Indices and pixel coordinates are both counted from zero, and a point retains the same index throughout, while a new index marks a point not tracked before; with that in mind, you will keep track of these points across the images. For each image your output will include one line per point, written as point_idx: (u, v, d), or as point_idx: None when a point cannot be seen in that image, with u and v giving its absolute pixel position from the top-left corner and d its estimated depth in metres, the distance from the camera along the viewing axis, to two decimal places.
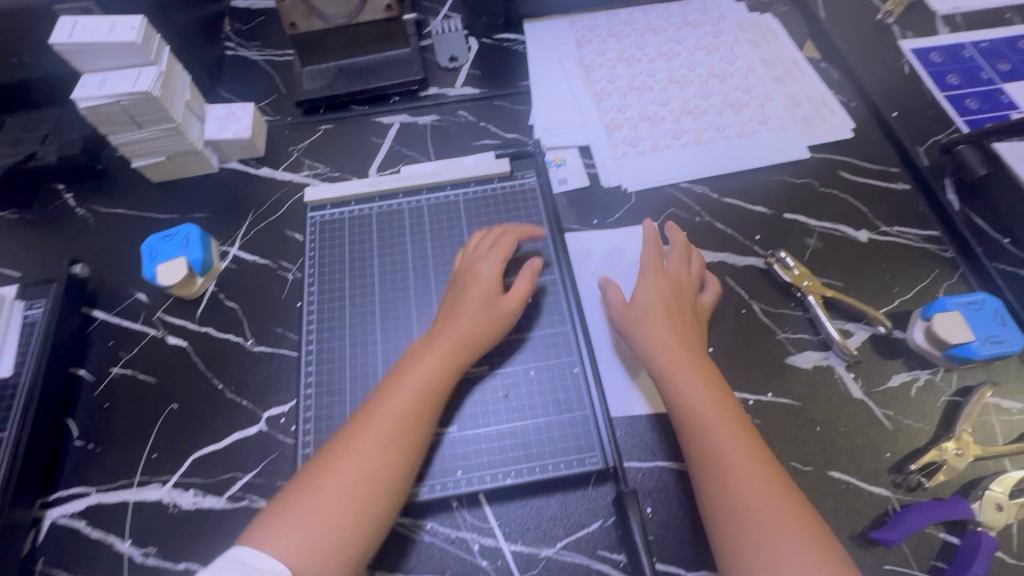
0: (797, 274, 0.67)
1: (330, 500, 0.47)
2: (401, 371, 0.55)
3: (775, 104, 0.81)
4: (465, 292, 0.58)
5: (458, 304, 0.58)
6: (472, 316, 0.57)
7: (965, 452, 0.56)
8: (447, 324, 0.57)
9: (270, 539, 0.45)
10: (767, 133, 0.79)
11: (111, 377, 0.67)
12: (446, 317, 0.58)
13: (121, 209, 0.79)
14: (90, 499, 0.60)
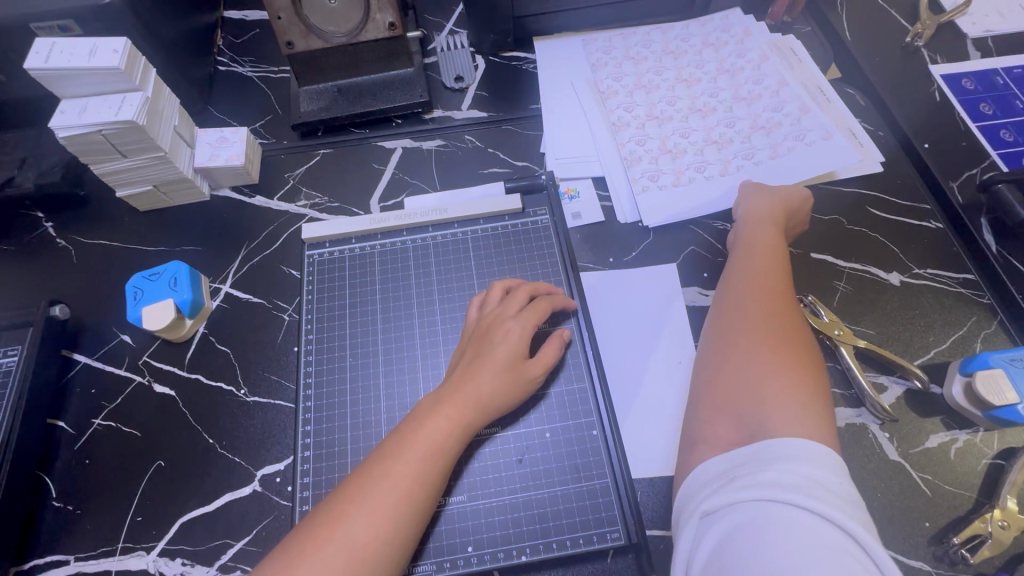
0: (827, 322, 0.63)
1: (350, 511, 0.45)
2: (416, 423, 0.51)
3: (803, 135, 0.77)
4: (491, 349, 0.54)
5: (477, 365, 0.53)
6: (493, 379, 0.52)
7: (1010, 524, 0.53)
8: (468, 378, 0.52)
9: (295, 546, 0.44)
10: (808, 148, 0.74)
11: (92, 430, 0.62)
12: (466, 366, 0.54)
13: (104, 240, 0.74)
14: (69, 568, 0.55)
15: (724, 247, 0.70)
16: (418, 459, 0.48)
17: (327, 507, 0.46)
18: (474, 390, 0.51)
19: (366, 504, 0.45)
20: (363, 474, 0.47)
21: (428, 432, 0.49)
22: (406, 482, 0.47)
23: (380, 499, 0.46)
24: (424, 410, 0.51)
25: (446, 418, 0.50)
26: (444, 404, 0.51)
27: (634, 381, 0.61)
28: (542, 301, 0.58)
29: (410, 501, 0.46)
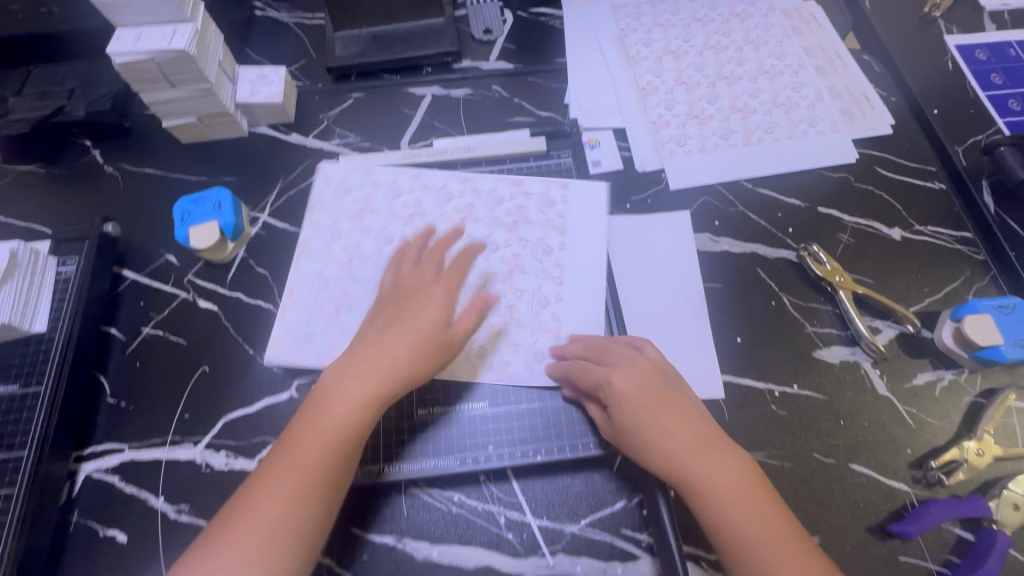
0: (829, 269, 0.67)
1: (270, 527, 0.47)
2: (308, 421, 0.51)
3: (826, 103, 0.79)
4: (408, 312, 0.55)
5: (381, 343, 0.53)
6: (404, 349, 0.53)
7: (985, 452, 0.58)
8: (379, 348, 0.53)
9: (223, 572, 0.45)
10: (819, 135, 0.77)
11: (141, 337, 0.67)
12: (367, 338, 0.54)
13: (149, 169, 0.78)
14: (124, 455, 0.61)
15: (737, 198, 0.74)
16: (312, 452, 0.49)
17: (226, 512, 0.49)
18: (365, 376, 0.52)
19: (256, 512, 0.47)
20: (260, 476, 0.49)
21: (323, 421, 0.51)
22: (300, 478, 0.49)
23: (269, 500, 0.48)
24: (326, 393, 0.52)
25: (346, 403, 0.51)
26: (346, 388, 0.51)
27: (646, 314, 0.66)
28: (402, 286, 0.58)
29: (298, 502, 0.48)
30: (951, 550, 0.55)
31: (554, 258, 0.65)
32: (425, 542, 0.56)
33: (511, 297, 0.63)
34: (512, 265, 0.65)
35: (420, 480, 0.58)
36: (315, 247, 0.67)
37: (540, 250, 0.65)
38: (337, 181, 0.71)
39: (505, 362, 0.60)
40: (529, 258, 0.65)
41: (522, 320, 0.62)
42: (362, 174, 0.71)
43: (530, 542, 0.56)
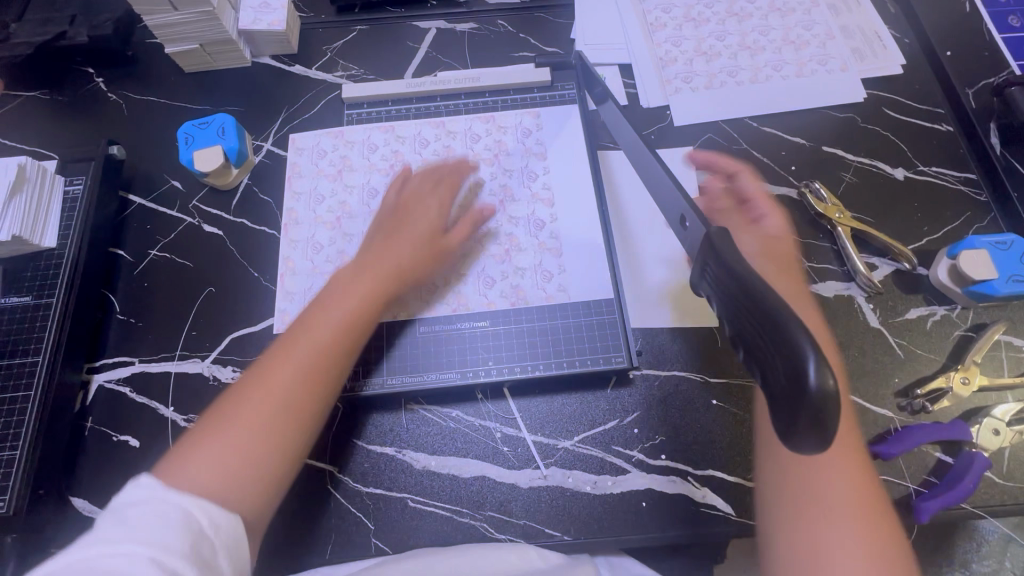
0: (828, 206, 0.67)
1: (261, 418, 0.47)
2: (309, 321, 0.53)
3: (837, 42, 0.77)
4: (410, 236, 0.61)
5: (390, 243, 0.60)
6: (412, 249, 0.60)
7: (970, 381, 0.59)
8: (381, 254, 0.59)
9: (198, 463, 0.44)
10: (827, 74, 0.76)
11: (148, 259, 0.68)
12: (362, 260, 0.59)
13: (153, 97, 0.78)
14: (135, 368, 0.63)
15: (741, 136, 0.73)
16: (310, 349, 0.51)
17: (214, 411, 0.48)
18: (365, 287, 0.56)
19: (247, 406, 0.48)
20: (251, 378, 0.50)
21: (323, 323, 0.53)
22: (295, 373, 0.50)
23: (263, 394, 0.48)
24: (324, 302, 0.55)
25: (351, 299, 0.55)
26: (349, 291, 0.56)
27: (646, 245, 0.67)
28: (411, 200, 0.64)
29: (297, 396, 0.49)
30: (930, 471, 0.57)
31: (540, 181, 0.68)
32: (423, 453, 0.59)
33: (507, 225, 0.66)
34: (501, 192, 0.68)
35: (419, 397, 0.60)
36: (300, 216, 0.69)
37: (525, 177, 0.68)
38: (310, 150, 0.73)
39: (517, 286, 0.63)
40: (517, 185, 0.68)
41: (523, 261, 0.64)
42: (333, 137, 0.73)
43: (524, 455, 0.58)
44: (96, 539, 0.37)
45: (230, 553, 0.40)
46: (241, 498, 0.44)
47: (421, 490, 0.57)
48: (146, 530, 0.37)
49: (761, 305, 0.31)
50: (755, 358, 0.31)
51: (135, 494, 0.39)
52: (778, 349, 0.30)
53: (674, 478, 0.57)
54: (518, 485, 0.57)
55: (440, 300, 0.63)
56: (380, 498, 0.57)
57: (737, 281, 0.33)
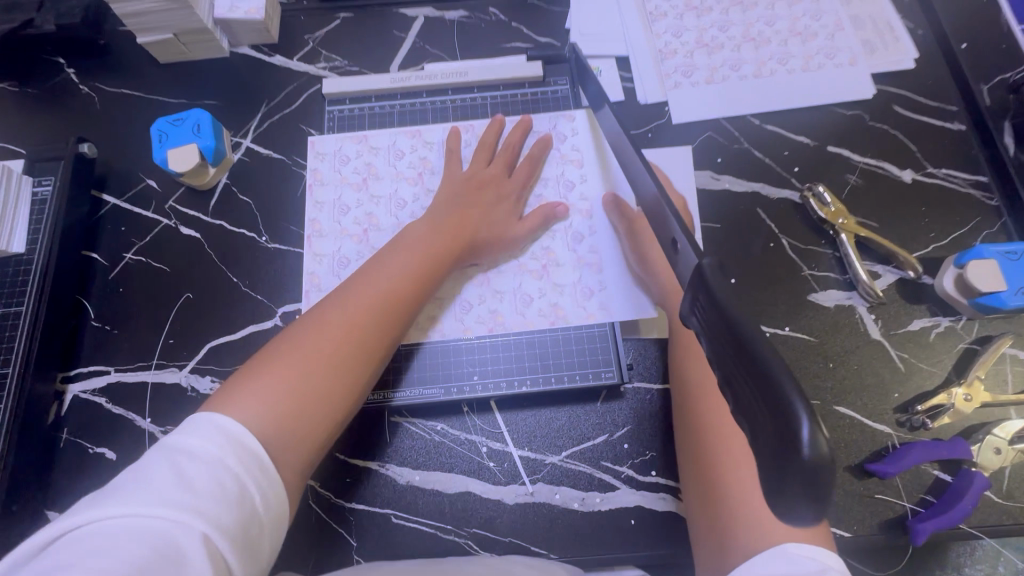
0: (832, 211, 0.64)
1: (312, 374, 0.47)
2: (365, 282, 0.53)
3: (846, 34, 0.73)
4: (472, 214, 0.60)
5: (440, 215, 0.59)
6: (482, 223, 0.60)
7: (972, 398, 0.57)
8: (442, 223, 0.59)
9: (246, 405, 0.43)
10: (835, 69, 0.72)
11: (123, 263, 0.66)
12: (426, 224, 0.59)
13: (126, 90, 0.74)
14: (110, 377, 0.61)
15: (742, 134, 0.70)
16: (368, 312, 0.51)
17: (271, 346, 0.48)
18: (426, 251, 0.56)
19: (306, 352, 0.47)
20: (310, 322, 0.50)
21: (382, 284, 0.53)
22: (354, 330, 0.50)
23: (323, 343, 0.48)
24: (385, 264, 0.55)
25: (408, 266, 0.55)
26: (407, 258, 0.55)
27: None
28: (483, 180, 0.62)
29: (350, 358, 0.49)
30: (928, 490, 0.55)
31: (577, 193, 0.64)
32: (408, 468, 0.57)
33: (544, 240, 0.63)
34: (537, 203, 0.64)
35: (404, 409, 0.59)
36: (324, 228, 0.65)
37: (563, 185, 0.65)
38: (332, 154, 0.68)
39: (556, 304, 0.60)
40: (552, 197, 0.64)
41: (561, 283, 0.61)
42: (356, 142, 0.68)
43: (510, 471, 0.57)
44: (151, 494, 0.36)
45: (274, 533, 0.40)
46: (290, 451, 0.43)
47: (405, 506, 0.56)
48: (201, 499, 0.37)
49: (747, 351, 0.28)
50: (740, 407, 0.28)
51: (199, 450, 0.39)
52: (766, 399, 0.26)
53: (663, 496, 0.56)
54: (504, 501, 0.56)
55: (474, 318, 0.60)
56: (362, 514, 0.56)
57: (725, 323, 0.30)
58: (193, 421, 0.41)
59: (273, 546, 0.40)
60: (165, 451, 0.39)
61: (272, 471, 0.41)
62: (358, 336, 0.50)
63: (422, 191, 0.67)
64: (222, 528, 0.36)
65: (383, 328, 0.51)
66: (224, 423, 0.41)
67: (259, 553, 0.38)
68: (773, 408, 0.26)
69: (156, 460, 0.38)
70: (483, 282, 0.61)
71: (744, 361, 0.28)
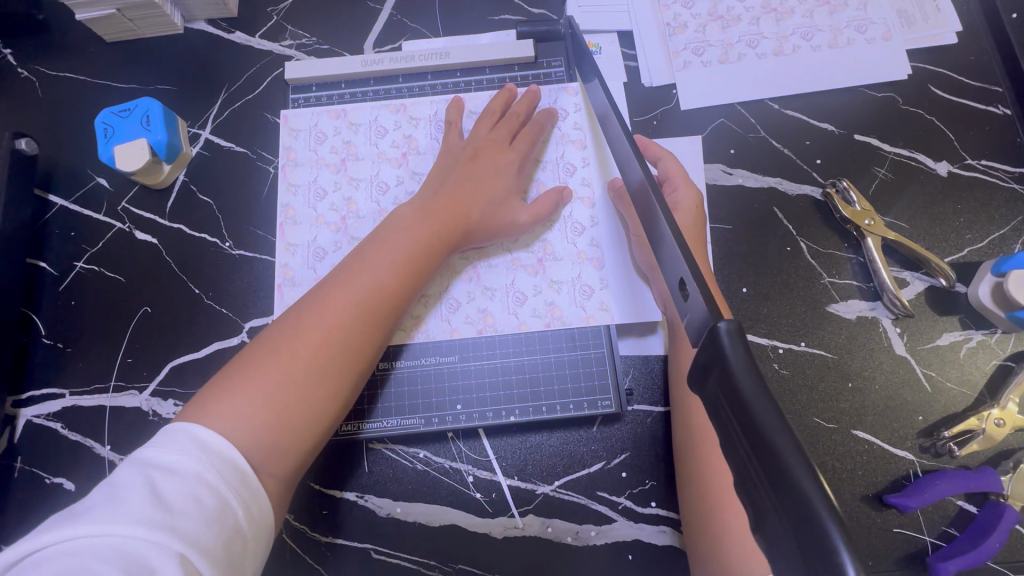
0: (858, 211, 0.58)
1: (291, 384, 0.42)
2: (348, 275, 0.48)
3: (881, 3, 0.64)
4: (466, 197, 0.53)
5: (431, 199, 0.53)
6: (479, 207, 0.54)
7: (1006, 423, 0.52)
8: (432, 206, 0.52)
9: (215, 424, 0.39)
10: (866, 45, 0.63)
11: (75, 273, 0.60)
12: (415, 207, 0.52)
13: (69, 73, 0.65)
14: (66, 401, 0.56)
15: (759, 122, 0.62)
16: (349, 309, 0.46)
17: (247, 351, 0.44)
18: (415, 238, 0.50)
19: (285, 358, 0.43)
20: (289, 323, 0.45)
21: (367, 276, 0.47)
22: (337, 331, 0.45)
23: (303, 347, 0.43)
24: (369, 253, 0.49)
25: (396, 254, 0.49)
26: (394, 246, 0.49)
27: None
28: (486, 155, 0.56)
29: (334, 364, 0.44)
30: (951, 521, 0.51)
31: (579, 176, 0.58)
32: (388, 499, 0.53)
33: (540, 229, 0.57)
34: (537, 190, 0.58)
35: (384, 437, 0.54)
36: (299, 214, 0.59)
37: (562, 170, 0.59)
38: (308, 131, 0.62)
39: (552, 304, 0.55)
40: (550, 179, 0.59)
41: (558, 276, 0.55)
42: (334, 117, 0.62)
43: (499, 502, 0.53)
44: (122, 511, 0.33)
45: (257, 550, 0.37)
46: (269, 468, 0.40)
47: (386, 540, 0.52)
48: (178, 517, 0.33)
49: (775, 474, 0.23)
50: (762, 532, 0.25)
51: (173, 462, 0.35)
52: (798, 538, 0.22)
53: (664, 529, 0.51)
54: (492, 535, 0.52)
55: (462, 319, 0.55)
56: (341, 549, 0.52)
57: (747, 426, 0.25)
58: (164, 431, 0.38)
59: (255, 563, 0.37)
60: (136, 463, 0.36)
61: (254, 481, 0.37)
62: (339, 337, 0.45)
63: (406, 174, 0.60)
64: (201, 548, 0.33)
65: (369, 326, 0.46)
66: (198, 434, 0.37)
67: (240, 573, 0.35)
68: (807, 555, 0.22)
69: (127, 472, 0.35)
70: (472, 278, 0.56)
71: (771, 484, 0.24)
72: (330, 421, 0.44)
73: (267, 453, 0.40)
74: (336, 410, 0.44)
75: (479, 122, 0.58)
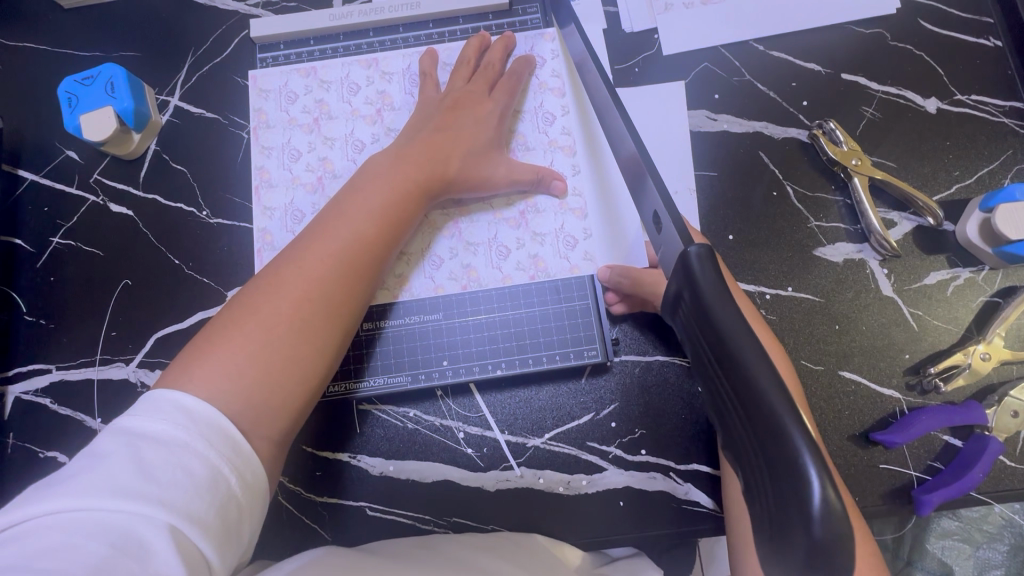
0: (845, 151, 0.56)
1: (276, 343, 0.42)
2: (323, 231, 0.47)
3: None
4: (442, 149, 0.52)
5: (405, 151, 0.51)
6: (460, 158, 0.52)
7: (991, 357, 0.52)
8: (408, 158, 0.51)
9: (202, 387, 0.39)
10: None
11: (52, 248, 0.59)
12: (389, 158, 0.51)
13: (27, 43, 0.63)
14: (53, 377, 0.56)
15: (744, 65, 0.60)
16: (328, 264, 0.45)
17: (227, 312, 0.43)
18: (392, 188, 0.49)
19: (268, 317, 0.42)
20: (268, 282, 0.44)
21: (345, 228, 0.47)
22: (317, 285, 0.44)
23: (285, 303, 0.43)
24: (346, 205, 0.48)
25: (373, 206, 0.48)
26: (370, 197, 0.48)
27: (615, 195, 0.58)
28: (464, 111, 0.54)
29: (319, 320, 0.44)
30: (936, 456, 0.52)
31: (560, 125, 0.57)
32: (380, 458, 0.53)
33: None
34: (517, 141, 0.57)
35: (373, 397, 0.54)
36: (274, 177, 0.58)
37: (541, 119, 0.57)
38: (278, 92, 0.60)
39: (536, 256, 0.55)
40: (530, 130, 0.57)
41: (542, 228, 0.55)
42: (304, 76, 0.60)
43: (491, 456, 0.53)
44: (108, 482, 0.32)
45: (251, 516, 0.37)
46: (263, 429, 0.40)
47: (381, 498, 0.53)
48: (165, 487, 0.33)
49: (742, 388, 0.25)
50: (730, 437, 0.27)
51: (160, 432, 0.35)
52: (760, 440, 0.25)
53: (654, 475, 0.52)
54: (485, 488, 0.53)
55: (444, 274, 0.55)
56: (336, 508, 0.53)
57: (716, 348, 0.27)
58: (146, 399, 0.37)
59: (251, 529, 0.37)
60: (120, 434, 0.35)
61: (245, 448, 0.37)
62: (321, 292, 0.44)
63: (382, 131, 0.59)
64: (192, 518, 0.33)
65: (351, 281, 0.45)
66: (183, 402, 0.37)
67: (235, 539, 0.35)
68: (773, 459, 0.24)
69: (111, 444, 0.35)
70: (454, 233, 0.55)
71: (738, 397, 0.26)
72: (320, 378, 0.44)
73: (259, 412, 0.40)
74: (327, 366, 0.44)
75: (454, 73, 0.57)
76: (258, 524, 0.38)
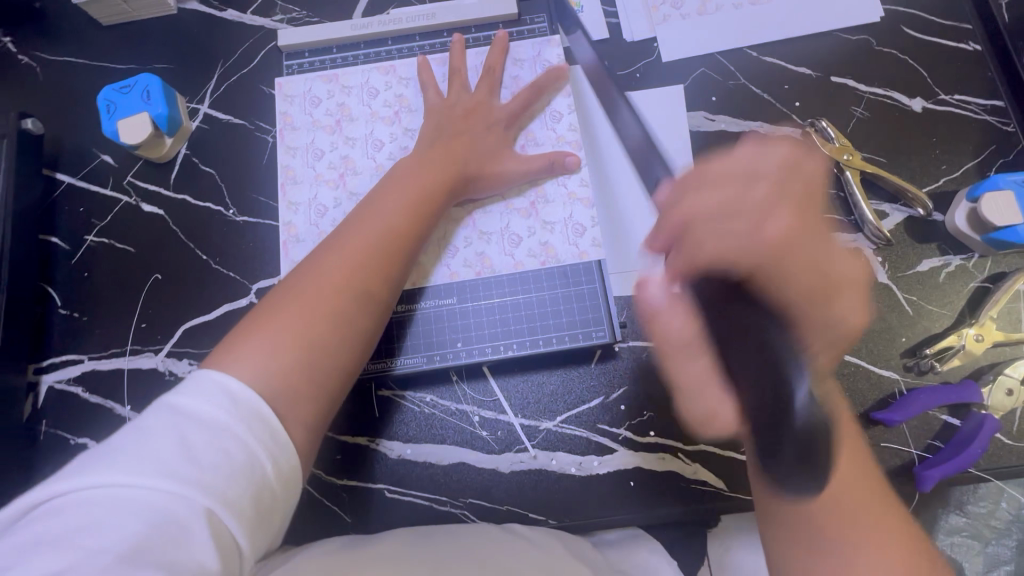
0: (837, 146, 0.59)
1: (312, 325, 0.44)
2: (356, 225, 0.50)
3: None
4: (459, 151, 0.56)
5: (430, 155, 0.55)
6: (474, 158, 0.56)
7: (984, 338, 0.55)
8: (430, 161, 0.54)
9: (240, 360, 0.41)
10: None
11: (86, 246, 0.62)
12: (414, 161, 0.55)
13: (67, 57, 0.67)
14: (85, 366, 0.59)
15: (739, 70, 0.64)
16: (360, 254, 0.48)
17: (269, 298, 0.46)
18: (416, 189, 0.52)
19: (306, 302, 0.45)
20: (305, 272, 0.47)
21: (375, 224, 0.50)
22: (351, 274, 0.47)
23: (321, 293, 0.46)
24: (374, 206, 0.51)
25: (400, 205, 0.51)
26: (398, 198, 0.51)
27: None
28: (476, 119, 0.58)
29: (352, 305, 0.46)
30: (935, 435, 0.54)
31: (566, 123, 0.61)
32: (399, 442, 0.55)
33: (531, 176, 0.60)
34: (526, 138, 0.60)
35: (393, 382, 0.56)
36: (298, 173, 0.62)
37: (549, 119, 0.61)
38: (302, 97, 0.64)
39: (545, 245, 0.58)
40: (539, 128, 0.61)
41: (552, 220, 0.58)
42: (326, 81, 0.64)
43: (504, 439, 0.55)
44: (153, 460, 0.35)
45: (283, 503, 0.39)
46: (296, 409, 0.42)
47: (398, 480, 0.55)
48: (204, 471, 0.35)
49: None
50: None
51: (204, 414, 0.37)
52: None
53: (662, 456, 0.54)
54: (500, 470, 0.55)
55: (460, 262, 0.58)
56: (355, 490, 0.54)
57: None
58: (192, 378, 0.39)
59: (283, 515, 0.39)
60: (165, 412, 0.37)
61: (282, 436, 0.39)
62: (354, 279, 0.47)
63: (399, 131, 0.63)
64: (226, 504, 0.35)
65: (382, 271, 0.48)
66: (227, 384, 0.39)
67: (266, 526, 0.37)
68: None
69: (157, 421, 0.37)
70: (469, 226, 0.58)
71: None
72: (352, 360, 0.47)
73: (295, 389, 0.42)
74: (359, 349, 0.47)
75: (466, 85, 0.61)
76: (290, 510, 0.40)
